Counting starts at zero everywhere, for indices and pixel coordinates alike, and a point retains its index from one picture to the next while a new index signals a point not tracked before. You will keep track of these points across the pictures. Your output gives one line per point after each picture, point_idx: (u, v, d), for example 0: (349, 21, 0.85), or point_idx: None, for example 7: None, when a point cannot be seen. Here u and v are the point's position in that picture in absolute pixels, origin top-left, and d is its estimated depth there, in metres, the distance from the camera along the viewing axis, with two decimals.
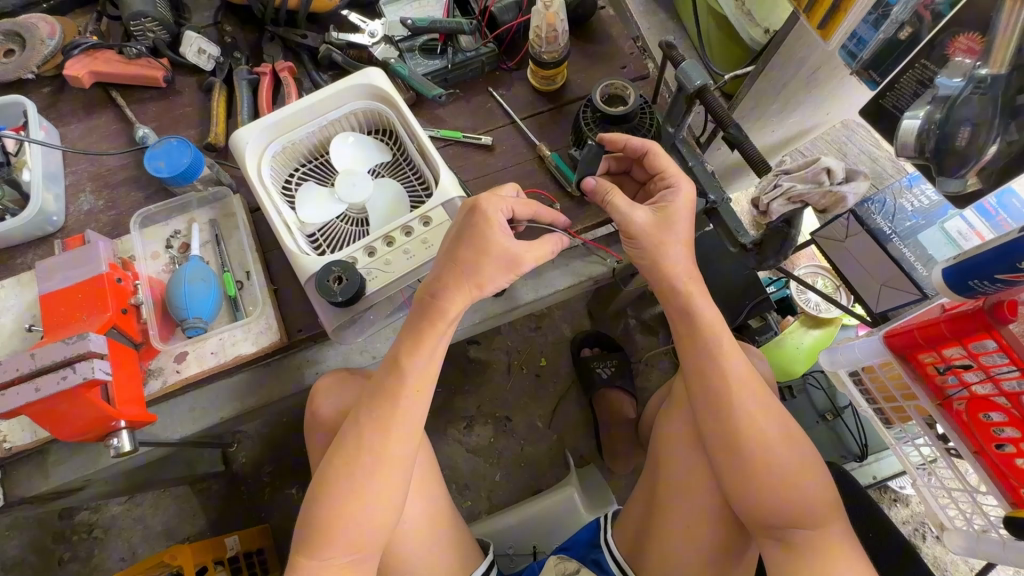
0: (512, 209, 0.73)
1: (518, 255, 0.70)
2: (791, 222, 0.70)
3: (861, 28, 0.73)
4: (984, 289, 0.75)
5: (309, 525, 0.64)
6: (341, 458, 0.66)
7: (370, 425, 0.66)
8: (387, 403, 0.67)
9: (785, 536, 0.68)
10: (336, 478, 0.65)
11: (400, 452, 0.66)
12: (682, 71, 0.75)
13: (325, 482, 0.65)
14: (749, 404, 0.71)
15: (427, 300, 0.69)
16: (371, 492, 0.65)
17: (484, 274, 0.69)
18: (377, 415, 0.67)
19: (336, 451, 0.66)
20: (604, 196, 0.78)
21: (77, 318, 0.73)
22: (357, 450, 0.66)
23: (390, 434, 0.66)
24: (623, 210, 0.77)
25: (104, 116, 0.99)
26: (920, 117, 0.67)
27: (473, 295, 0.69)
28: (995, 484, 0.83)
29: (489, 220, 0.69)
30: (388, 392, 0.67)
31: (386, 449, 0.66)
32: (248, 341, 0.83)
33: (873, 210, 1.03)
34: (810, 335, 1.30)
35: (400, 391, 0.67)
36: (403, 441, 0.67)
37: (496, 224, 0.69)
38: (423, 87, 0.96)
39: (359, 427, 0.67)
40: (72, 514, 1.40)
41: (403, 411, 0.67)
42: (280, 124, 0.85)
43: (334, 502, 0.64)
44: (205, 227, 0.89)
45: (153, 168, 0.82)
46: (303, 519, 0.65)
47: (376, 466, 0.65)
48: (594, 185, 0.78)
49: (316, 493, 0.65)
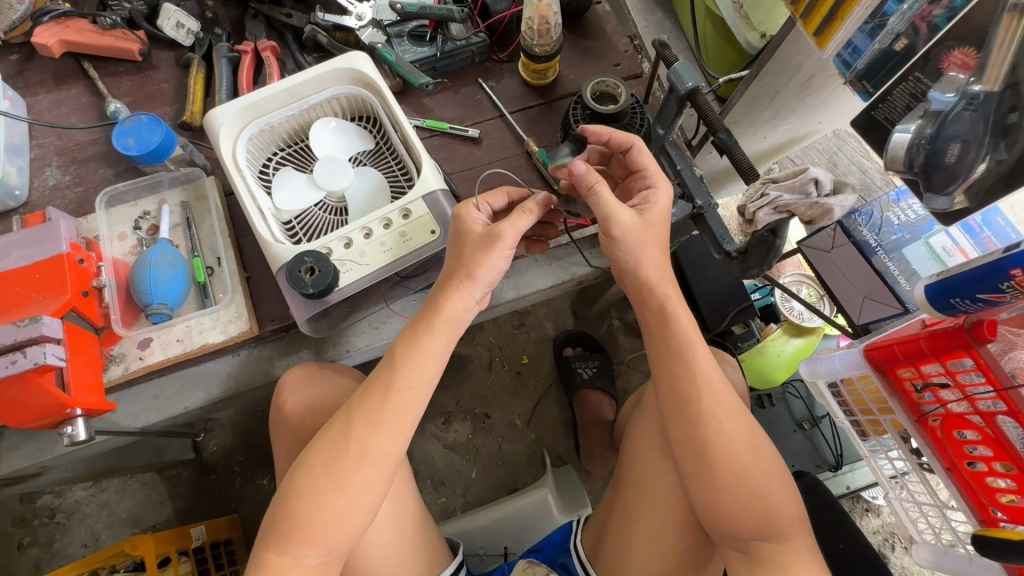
0: (488, 205, 0.77)
1: (492, 228, 0.69)
2: (775, 231, 0.68)
3: (856, 37, 0.72)
4: (964, 307, 0.75)
5: (282, 518, 0.63)
6: (327, 447, 0.65)
7: (362, 416, 0.65)
8: (379, 397, 0.66)
9: (749, 547, 0.67)
10: (318, 470, 0.64)
11: (384, 451, 0.65)
12: (675, 72, 0.73)
13: (306, 474, 0.64)
14: (719, 413, 0.70)
15: (433, 302, 0.69)
16: (350, 489, 0.63)
17: (466, 261, 0.69)
18: (368, 409, 0.66)
19: (323, 441, 0.65)
20: (592, 184, 0.72)
21: (32, 300, 0.69)
22: (344, 443, 0.64)
23: (375, 431, 0.65)
24: (610, 205, 0.72)
25: (75, 88, 0.95)
26: (910, 131, 0.66)
27: (464, 285, 0.69)
28: (965, 500, 0.83)
29: (463, 217, 0.72)
30: (382, 385, 0.66)
31: (372, 445, 0.65)
32: (217, 329, 0.80)
33: (860, 222, 1.06)
34: (792, 343, 1.32)
35: (394, 385, 0.66)
36: (390, 440, 0.65)
37: (470, 219, 0.72)
38: (410, 75, 0.93)
39: (349, 419, 0.66)
40: (33, 498, 1.36)
41: (397, 411, 0.66)
42: (257, 106, 0.82)
43: (314, 495, 0.63)
44: (176, 209, 0.86)
45: (121, 145, 0.79)
46: (276, 510, 0.64)
47: (358, 462, 0.64)
48: (584, 170, 0.73)
49: (293, 484, 0.64)
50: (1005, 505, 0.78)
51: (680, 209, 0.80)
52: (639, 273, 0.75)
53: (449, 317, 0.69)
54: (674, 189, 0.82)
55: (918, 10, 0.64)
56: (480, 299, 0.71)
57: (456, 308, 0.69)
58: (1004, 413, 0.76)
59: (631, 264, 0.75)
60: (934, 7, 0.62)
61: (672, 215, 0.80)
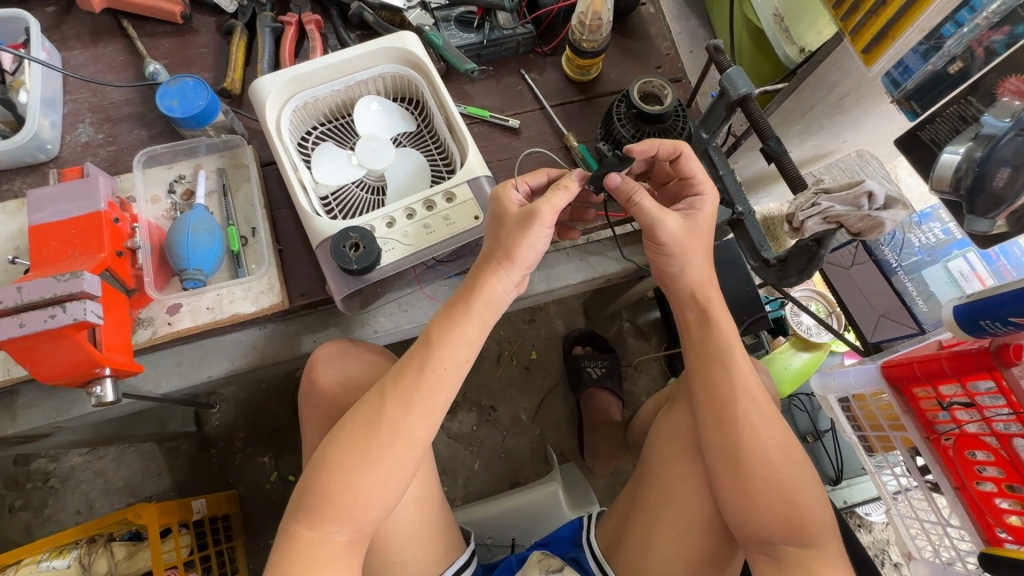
0: (527, 184, 0.75)
1: (530, 206, 0.67)
2: (819, 242, 0.67)
3: (908, 57, 0.72)
4: (993, 330, 0.77)
5: (311, 493, 0.62)
6: (358, 424, 0.63)
7: (394, 394, 0.64)
8: (413, 376, 0.65)
9: (775, 551, 0.68)
10: (349, 447, 0.63)
11: (417, 431, 0.64)
12: (728, 77, 0.73)
13: (336, 450, 0.63)
14: (754, 417, 0.71)
15: (469, 283, 0.68)
16: (382, 468, 0.62)
17: (504, 242, 0.67)
18: (398, 388, 0.64)
19: (355, 417, 0.64)
20: (631, 193, 0.73)
21: (69, 255, 0.68)
22: (377, 421, 0.63)
23: (408, 409, 0.64)
24: (653, 212, 0.73)
25: (112, 45, 0.93)
26: (960, 153, 0.68)
27: (503, 267, 0.67)
28: (971, 519, 0.85)
29: (502, 199, 0.71)
30: (417, 364, 0.65)
31: (406, 424, 0.63)
32: (248, 300, 0.79)
33: (882, 242, 1.09)
34: (799, 357, 1.32)
35: (431, 365, 0.65)
36: (423, 421, 0.64)
37: (509, 200, 0.70)
38: (456, 60, 0.92)
39: (382, 396, 0.64)
40: (27, 461, 1.33)
41: (434, 394, 0.65)
42: (303, 78, 0.81)
43: (346, 473, 0.62)
44: (212, 175, 0.84)
45: (164, 106, 0.78)
46: (305, 486, 0.63)
47: (390, 441, 0.63)
48: (620, 181, 0.73)
49: (324, 460, 0.63)
50: (1011, 526, 0.80)
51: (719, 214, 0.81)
52: (673, 277, 0.77)
53: (487, 299, 0.67)
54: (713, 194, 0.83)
55: (977, 34, 0.65)
56: (518, 281, 0.69)
57: (496, 291, 0.67)
58: (1019, 436, 0.77)
59: (676, 266, 0.76)
60: (993, 33, 0.64)
61: None
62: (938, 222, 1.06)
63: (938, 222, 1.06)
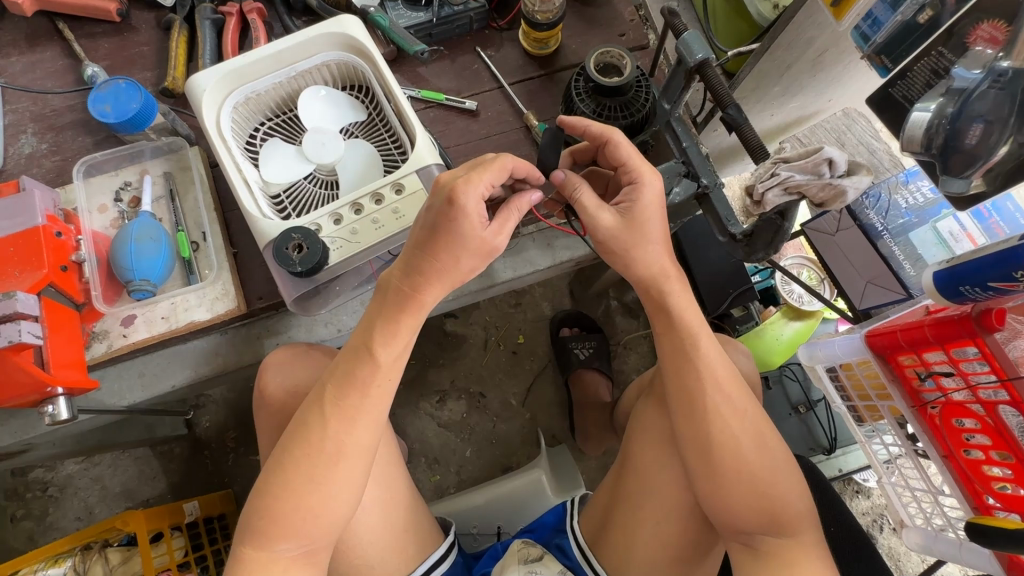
0: (490, 185, 0.63)
1: (492, 238, 0.63)
2: (785, 214, 0.66)
3: (877, 8, 0.68)
4: (974, 295, 0.74)
5: (258, 513, 0.61)
6: (295, 442, 0.62)
7: (333, 407, 0.62)
8: (357, 394, 0.62)
9: (753, 541, 0.66)
10: (293, 468, 0.61)
11: (365, 444, 0.63)
12: (683, 42, 0.69)
13: (279, 470, 0.61)
14: (724, 409, 0.69)
15: (404, 292, 0.62)
16: (329, 484, 0.61)
17: (460, 268, 0.62)
18: (333, 399, 0.63)
19: (294, 434, 0.62)
20: (573, 191, 0.71)
21: (7, 274, 0.66)
22: (319, 442, 0.62)
23: (342, 420, 0.62)
24: (589, 209, 0.71)
25: (50, 50, 0.90)
26: (931, 110, 0.63)
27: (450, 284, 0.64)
28: (959, 486, 0.83)
29: (462, 209, 0.59)
30: (358, 380, 0.63)
31: (349, 438, 0.62)
32: (203, 307, 0.78)
33: (868, 205, 1.05)
34: (791, 327, 1.26)
35: (372, 378, 0.63)
36: (369, 433, 0.63)
37: (470, 212, 0.60)
38: (404, 41, 0.87)
39: (320, 410, 0.63)
40: (25, 472, 1.35)
41: (371, 406, 0.63)
42: (241, 72, 0.77)
43: (290, 492, 0.61)
44: (159, 180, 0.82)
45: (98, 111, 0.75)
46: (251, 507, 0.62)
47: (327, 451, 0.61)
48: (563, 177, 0.72)
49: (268, 482, 0.62)
50: (999, 494, 0.78)
51: (685, 188, 0.76)
52: (633, 265, 0.72)
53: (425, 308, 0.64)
54: (677, 168, 0.78)
55: None
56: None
57: (432, 301, 0.64)
58: (1005, 403, 0.74)
59: (634, 259, 0.72)
60: None
61: (676, 193, 0.76)
62: (925, 180, 1.02)
63: (926, 180, 1.02)
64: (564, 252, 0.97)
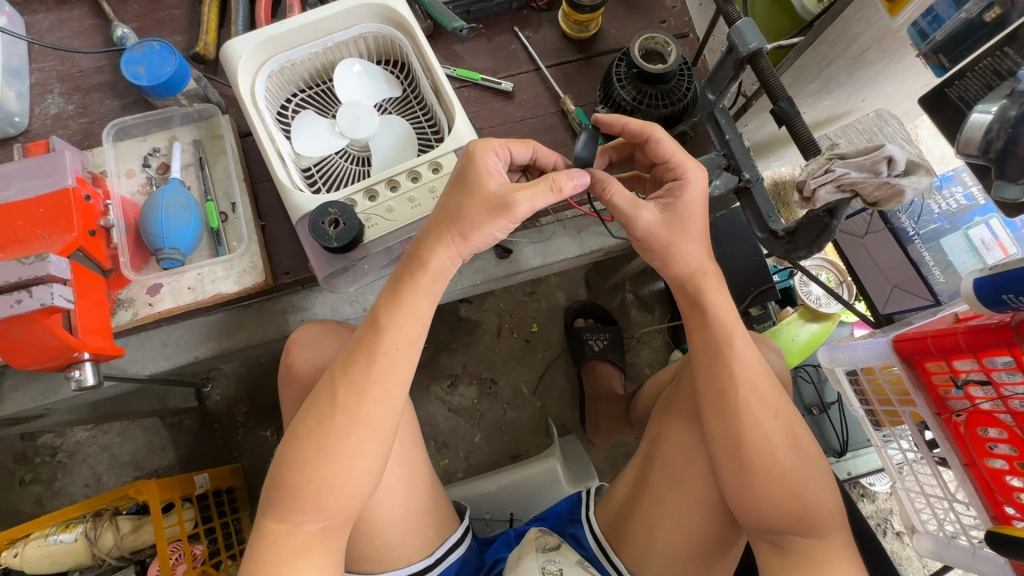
0: (509, 151, 0.68)
1: (508, 196, 0.62)
2: (833, 212, 0.62)
3: (939, 5, 0.69)
4: (1016, 304, 0.71)
5: (278, 486, 0.60)
6: (314, 418, 0.61)
7: (348, 383, 0.61)
8: (364, 364, 0.61)
9: (781, 540, 0.66)
10: (310, 442, 0.60)
11: (382, 422, 0.62)
12: (737, 29, 0.67)
13: (295, 443, 0.61)
14: (757, 407, 0.68)
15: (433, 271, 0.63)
16: (346, 461, 0.60)
17: (466, 217, 0.62)
18: (357, 374, 0.61)
19: (311, 412, 0.62)
20: (603, 189, 0.68)
21: (37, 236, 0.65)
22: (340, 419, 0.60)
23: (370, 397, 0.61)
24: (625, 209, 0.69)
25: (78, 8, 0.87)
26: (991, 113, 0.61)
27: (455, 242, 0.63)
28: (979, 496, 0.83)
29: (480, 163, 0.64)
30: (364, 349, 0.62)
31: (365, 416, 0.61)
32: (230, 279, 0.76)
33: (899, 209, 1.06)
34: (808, 328, 1.23)
35: (391, 355, 0.62)
36: (386, 411, 0.62)
37: (488, 170, 0.65)
38: (443, 18, 0.85)
39: (332, 385, 0.62)
40: (34, 437, 1.35)
41: (389, 382, 0.62)
42: (277, 40, 0.75)
43: (307, 466, 0.60)
44: (188, 147, 0.81)
45: (131, 73, 0.73)
46: (271, 481, 0.61)
47: (348, 430, 0.60)
48: (592, 175, 0.68)
49: (286, 456, 0.61)
50: (1018, 504, 0.78)
51: (725, 181, 0.74)
52: (672, 263, 0.71)
53: (435, 272, 0.64)
54: (718, 160, 0.76)
55: None
56: (465, 258, 0.66)
57: (441, 263, 0.64)
58: None
59: (681, 253, 0.71)
60: None
61: (716, 187, 0.74)
62: (960, 186, 1.03)
63: (958, 187, 1.03)
64: (592, 240, 0.96)
